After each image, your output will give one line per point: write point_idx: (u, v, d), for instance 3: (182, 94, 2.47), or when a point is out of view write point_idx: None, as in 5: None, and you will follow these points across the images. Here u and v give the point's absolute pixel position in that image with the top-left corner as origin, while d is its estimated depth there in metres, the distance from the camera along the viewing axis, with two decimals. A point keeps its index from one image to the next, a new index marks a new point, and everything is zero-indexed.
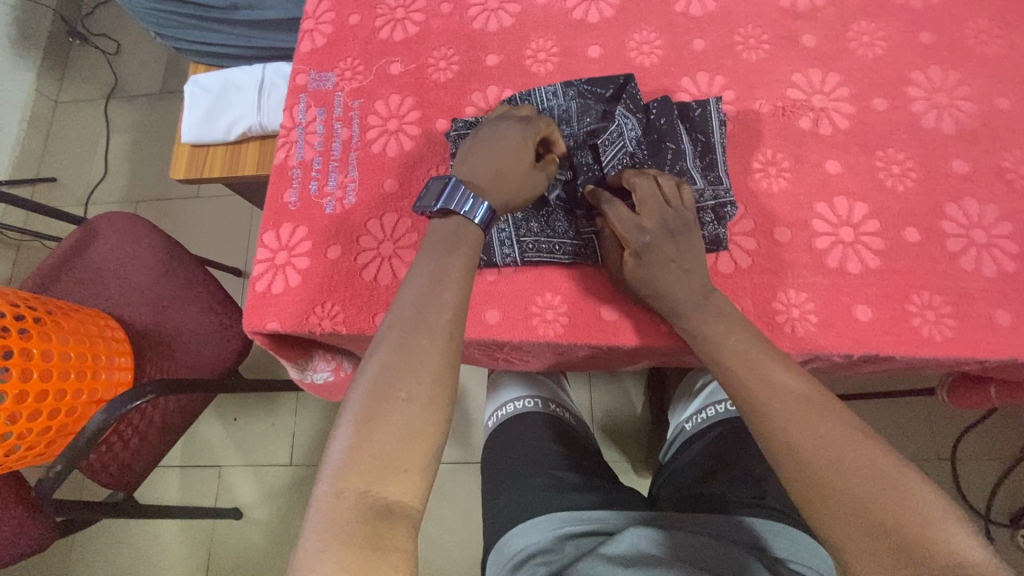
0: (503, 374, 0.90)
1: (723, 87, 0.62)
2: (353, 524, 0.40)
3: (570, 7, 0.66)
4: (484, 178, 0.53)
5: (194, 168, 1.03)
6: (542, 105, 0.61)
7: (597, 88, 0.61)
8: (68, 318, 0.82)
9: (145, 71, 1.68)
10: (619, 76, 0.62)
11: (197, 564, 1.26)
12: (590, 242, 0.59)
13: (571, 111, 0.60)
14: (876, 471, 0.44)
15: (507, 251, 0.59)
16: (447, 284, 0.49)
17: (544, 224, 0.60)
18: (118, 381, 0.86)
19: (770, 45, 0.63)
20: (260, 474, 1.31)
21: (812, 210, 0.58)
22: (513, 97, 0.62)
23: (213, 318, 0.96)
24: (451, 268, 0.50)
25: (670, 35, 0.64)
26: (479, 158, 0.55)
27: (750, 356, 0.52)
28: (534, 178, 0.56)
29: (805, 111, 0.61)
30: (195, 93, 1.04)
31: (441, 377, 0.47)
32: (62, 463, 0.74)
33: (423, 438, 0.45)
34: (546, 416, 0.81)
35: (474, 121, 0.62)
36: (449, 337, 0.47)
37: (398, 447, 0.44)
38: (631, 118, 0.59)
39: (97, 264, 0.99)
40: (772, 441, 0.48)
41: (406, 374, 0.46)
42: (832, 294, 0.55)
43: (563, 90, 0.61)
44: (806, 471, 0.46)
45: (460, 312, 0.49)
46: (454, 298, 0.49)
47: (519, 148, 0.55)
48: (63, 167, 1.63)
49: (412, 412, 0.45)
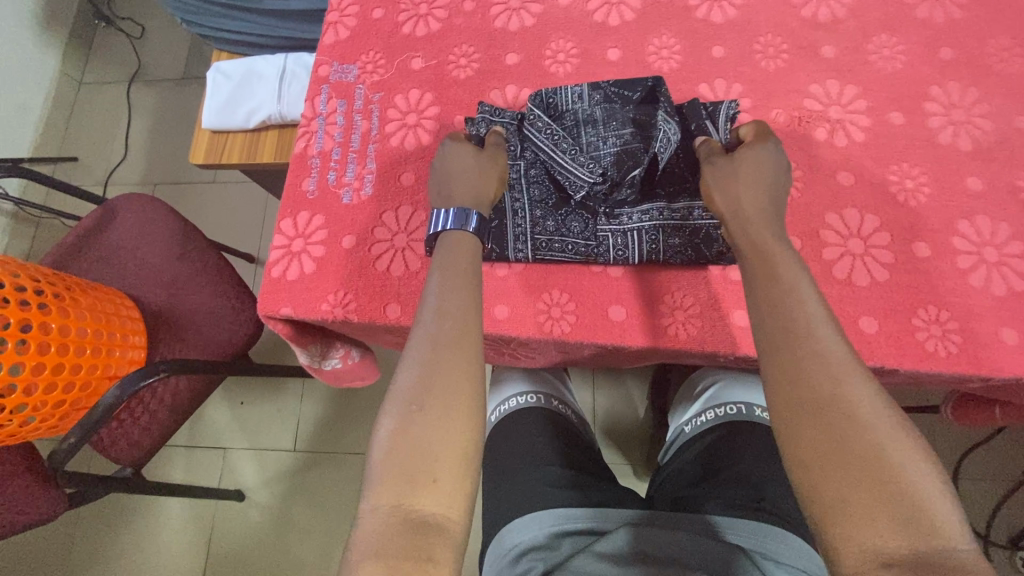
0: (504, 370, 0.91)
1: (740, 95, 0.62)
2: (391, 536, 0.44)
3: (590, 9, 0.67)
4: (468, 198, 0.58)
5: (213, 154, 1.08)
6: (567, 106, 0.62)
7: (624, 91, 0.61)
8: (86, 295, 0.84)
9: (168, 56, 1.71)
10: (649, 78, 0.61)
11: (198, 541, 1.29)
12: (604, 242, 0.60)
13: (596, 115, 0.61)
14: (885, 453, 0.43)
15: (520, 246, 0.60)
16: (458, 301, 0.53)
17: (559, 223, 0.61)
18: (132, 358, 0.89)
19: (789, 55, 0.62)
20: (264, 457, 1.34)
21: (822, 220, 0.57)
22: (538, 94, 0.63)
23: (227, 301, 0.97)
24: (462, 288, 0.54)
25: (690, 40, 0.64)
26: (451, 191, 0.58)
27: (784, 316, 0.49)
28: (488, 158, 0.60)
29: (821, 122, 0.60)
30: (218, 80, 1.09)
31: (461, 388, 0.50)
32: (74, 438, 0.74)
33: (452, 452, 0.48)
34: (547, 413, 0.82)
35: (497, 110, 0.63)
36: (463, 349, 0.51)
37: (429, 459, 0.47)
38: (672, 123, 0.59)
39: (116, 242, 1.01)
40: (800, 387, 0.47)
41: (430, 389, 0.50)
42: (839, 305, 0.54)
43: (589, 92, 0.61)
44: (825, 423, 0.45)
45: (472, 325, 0.53)
46: (464, 311, 0.53)
47: (464, 156, 0.60)
48: (84, 148, 1.67)
49: (433, 422, 0.48)
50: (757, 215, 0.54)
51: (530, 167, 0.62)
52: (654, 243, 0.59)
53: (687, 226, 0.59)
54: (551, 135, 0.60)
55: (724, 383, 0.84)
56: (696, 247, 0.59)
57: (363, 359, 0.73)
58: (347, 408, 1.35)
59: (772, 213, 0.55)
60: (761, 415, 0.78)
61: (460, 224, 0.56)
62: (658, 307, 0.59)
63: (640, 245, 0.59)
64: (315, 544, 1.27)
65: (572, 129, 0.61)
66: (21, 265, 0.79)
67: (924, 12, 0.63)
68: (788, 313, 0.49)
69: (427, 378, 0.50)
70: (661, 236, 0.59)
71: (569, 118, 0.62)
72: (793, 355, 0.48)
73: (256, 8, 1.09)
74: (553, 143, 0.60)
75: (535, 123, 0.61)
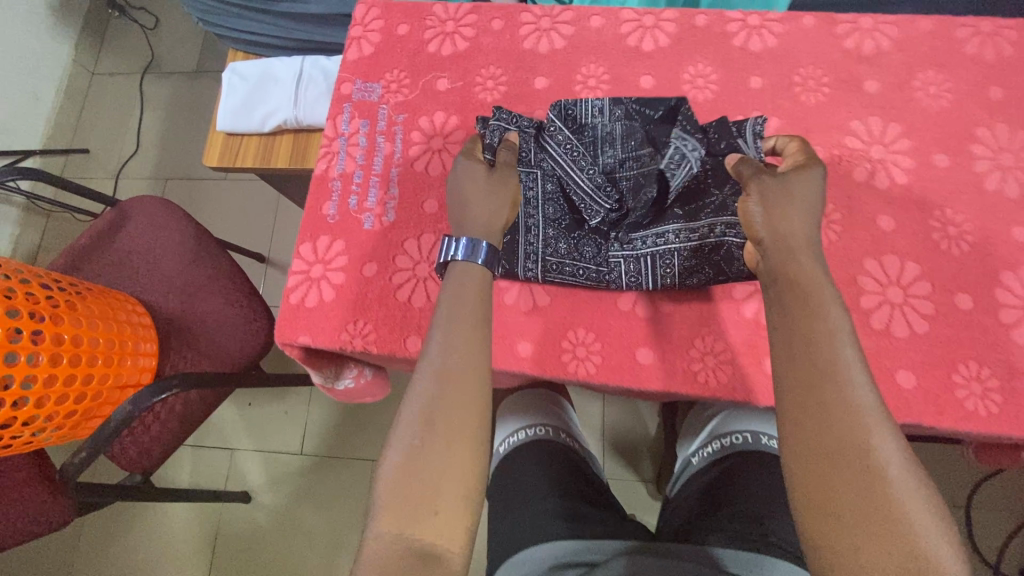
0: (509, 404, 0.91)
1: (777, 130, 0.60)
2: (393, 565, 0.44)
3: (623, 33, 0.64)
4: (482, 231, 0.54)
5: (227, 157, 1.07)
6: (588, 119, 0.61)
7: (646, 109, 0.60)
8: (99, 303, 0.84)
9: (182, 49, 1.69)
10: (673, 98, 0.61)
11: (203, 541, 1.29)
12: (616, 269, 0.60)
13: (616, 132, 0.60)
14: (903, 508, 0.41)
15: (530, 266, 0.60)
16: (466, 322, 0.51)
17: (571, 246, 0.60)
18: (143, 367, 0.88)
19: (831, 88, 0.60)
20: (271, 458, 1.34)
21: (860, 267, 0.55)
22: (558, 103, 0.61)
23: (238, 310, 0.96)
24: (471, 309, 0.51)
25: (726, 69, 0.62)
26: (465, 213, 0.55)
27: (805, 346, 0.46)
28: (498, 179, 0.56)
29: (862, 162, 0.58)
30: (233, 81, 1.07)
31: (466, 415, 0.48)
32: (86, 451, 0.74)
33: (456, 481, 0.46)
34: (556, 445, 0.82)
35: (512, 116, 0.60)
36: (470, 373, 0.49)
37: (432, 488, 0.46)
38: (691, 139, 0.58)
39: (128, 246, 1.00)
40: (815, 420, 0.44)
41: (434, 414, 0.48)
42: (876, 357, 0.52)
43: (611, 108, 0.61)
44: (837, 461, 0.43)
45: (481, 348, 0.50)
46: (472, 332, 0.50)
47: (472, 175, 0.56)
48: (96, 139, 1.65)
49: (435, 449, 0.47)
50: (799, 244, 0.50)
51: (545, 181, 0.60)
52: (668, 268, 0.58)
53: (706, 246, 0.57)
54: (570, 150, 0.60)
55: (726, 415, 0.82)
56: (715, 266, 0.57)
57: (375, 378, 0.72)
58: (354, 414, 1.35)
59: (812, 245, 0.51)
60: (768, 442, 0.76)
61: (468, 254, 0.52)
62: (686, 351, 0.58)
63: (654, 271, 0.59)
64: (320, 547, 1.27)
65: (589, 144, 0.60)
66: (33, 273, 0.78)
67: (973, 48, 0.61)
68: (813, 343, 0.46)
69: (432, 404, 0.48)
70: (676, 261, 0.58)
71: (588, 134, 0.61)
72: (817, 396, 0.45)
73: (273, 9, 1.06)
74: (571, 159, 0.59)
75: (556, 135, 0.60)
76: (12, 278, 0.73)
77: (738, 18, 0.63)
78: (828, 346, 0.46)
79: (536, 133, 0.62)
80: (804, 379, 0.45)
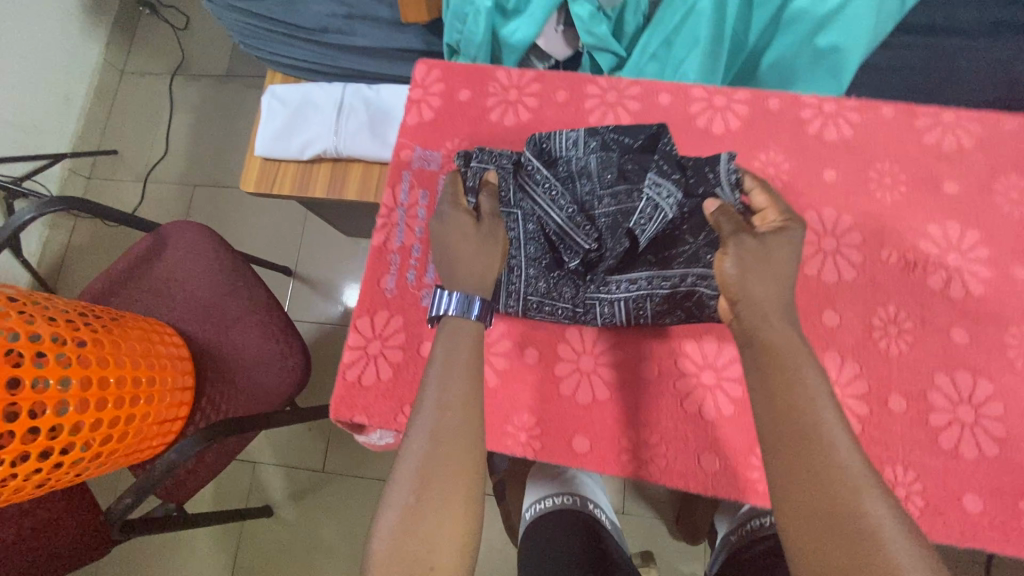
0: (538, 474, 0.94)
1: (850, 228, 0.59)
2: None
3: (693, 112, 0.64)
4: (471, 284, 0.56)
5: (264, 182, 1.06)
6: (562, 154, 0.63)
7: (622, 140, 0.62)
8: (139, 337, 0.84)
9: (212, 51, 1.67)
10: (654, 125, 0.61)
11: (226, 551, 1.32)
12: (591, 309, 0.66)
13: (590, 167, 0.62)
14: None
15: (512, 304, 0.67)
16: (458, 379, 0.53)
17: (551, 285, 0.66)
18: (180, 401, 0.89)
19: (907, 187, 0.60)
20: (292, 473, 1.36)
21: (931, 381, 0.55)
22: (533, 138, 0.63)
23: (275, 344, 0.96)
24: (464, 367, 0.53)
25: (800, 159, 0.61)
26: (455, 268, 0.57)
27: (788, 404, 0.48)
28: (488, 230, 0.58)
29: (936, 269, 0.58)
30: (273, 106, 1.06)
31: (458, 469, 0.50)
32: (131, 498, 0.75)
33: (451, 537, 0.47)
34: (583, 517, 0.83)
35: (491, 157, 0.63)
36: (461, 428, 0.51)
37: (428, 544, 0.47)
38: (668, 185, 0.58)
39: (167, 272, 1.00)
40: (800, 477, 0.45)
41: (429, 470, 0.49)
42: (944, 479, 0.53)
43: (586, 141, 0.62)
44: (828, 517, 0.43)
45: (472, 404, 0.52)
46: (464, 390, 0.52)
47: (462, 229, 0.58)
48: (124, 140, 1.65)
49: (430, 502, 0.48)
50: (769, 304, 0.52)
51: (526, 222, 0.63)
52: (640, 311, 0.64)
53: (678, 294, 0.62)
54: (548, 190, 0.62)
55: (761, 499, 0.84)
56: (686, 312, 0.62)
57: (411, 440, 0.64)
58: None
59: (782, 303, 0.53)
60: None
61: (461, 312, 0.55)
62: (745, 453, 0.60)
63: (627, 312, 0.65)
64: (340, 564, 1.30)
65: (565, 178, 0.63)
66: (74, 310, 0.78)
67: None
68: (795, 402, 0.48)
69: (428, 461, 0.49)
70: (646, 303, 0.64)
71: (563, 168, 0.63)
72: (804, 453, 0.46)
73: (322, 40, 1.04)
74: (549, 201, 0.62)
75: (534, 176, 0.62)
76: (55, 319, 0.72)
77: (813, 105, 0.62)
78: (818, 419, 0.47)
79: (514, 169, 0.63)
80: (792, 447, 0.46)
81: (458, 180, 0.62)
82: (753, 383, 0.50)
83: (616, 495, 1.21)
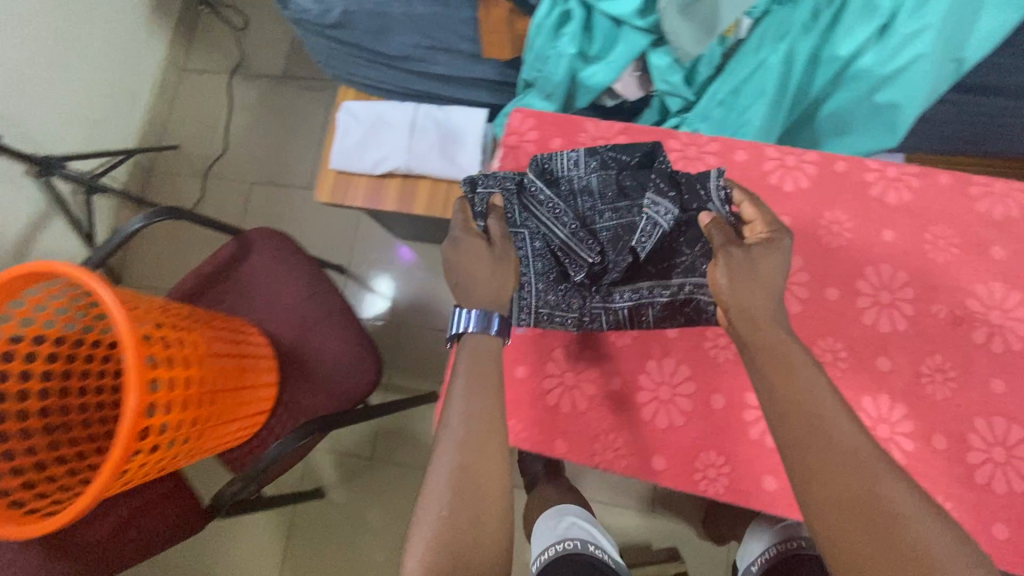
0: (546, 523, 1.03)
1: (904, 283, 0.67)
2: None
3: (767, 170, 0.71)
4: (488, 299, 0.63)
5: (338, 194, 1.13)
6: (565, 173, 0.71)
7: (621, 158, 0.70)
8: (233, 337, 0.93)
9: (269, 52, 1.73)
10: (646, 144, 0.69)
11: (280, 527, 1.44)
12: (597, 318, 0.71)
13: (592, 184, 0.70)
14: (937, 567, 0.45)
15: (524, 316, 0.69)
16: (482, 396, 0.59)
17: (560, 298, 0.69)
18: (263, 398, 0.98)
19: (959, 250, 0.67)
20: (343, 460, 1.46)
21: (970, 424, 0.63)
22: (537, 160, 0.72)
23: (352, 348, 1.04)
24: (487, 385, 0.60)
25: (862, 220, 0.69)
26: (470, 286, 0.63)
27: (791, 406, 0.53)
28: (500, 252, 0.65)
29: (980, 324, 0.65)
30: (348, 122, 1.13)
31: (484, 477, 0.56)
32: (239, 484, 0.86)
33: (485, 538, 0.53)
34: (589, 558, 0.91)
35: (496, 180, 0.70)
36: (485, 438, 0.57)
37: (465, 546, 0.52)
38: (664, 201, 0.65)
39: (252, 276, 1.08)
40: (808, 464, 0.51)
41: (458, 477, 0.55)
42: (976, 508, 0.61)
43: (585, 161, 0.71)
44: (840, 496, 0.49)
45: (494, 417, 0.59)
46: (487, 406, 0.59)
47: (476, 252, 0.64)
48: (184, 136, 1.72)
49: (462, 505, 0.54)
50: (759, 310, 0.58)
51: (534, 239, 0.68)
52: (644, 318, 0.70)
53: (677, 300, 0.68)
54: (551, 208, 0.69)
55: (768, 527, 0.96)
56: (687, 316, 0.68)
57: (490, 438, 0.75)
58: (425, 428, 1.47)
59: (773, 309, 0.58)
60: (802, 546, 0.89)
61: (481, 326, 0.62)
62: None
63: (632, 320, 0.70)
64: (386, 545, 1.40)
65: (567, 196, 0.70)
66: (183, 311, 0.86)
67: None
68: (804, 397, 0.53)
69: (457, 470, 0.55)
70: (648, 310, 0.69)
71: (566, 186, 0.71)
72: (812, 444, 0.51)
73: (401, 66, 1.07)
74: (553, 216, 0.68)
75: (538, 194, 0.69)
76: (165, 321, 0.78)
77: (876, 169, 0.70)
78: (824, 417, 0.52)
79: (518, 190, 0.70)
80: (801, 437, 0.52)
81: (467, 206, 0.68)
82: (759, 384, 0.56)
83: (647, 495, 1.31)
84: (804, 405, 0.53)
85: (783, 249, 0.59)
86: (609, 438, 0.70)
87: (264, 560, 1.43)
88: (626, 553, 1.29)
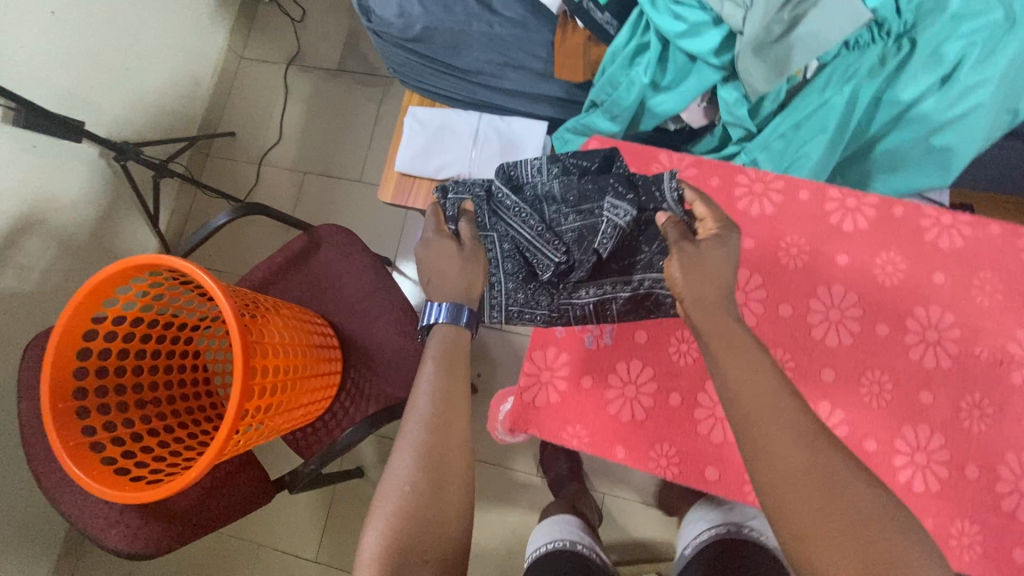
0: (538, 526, 1.12)
1: (950, 323, 0.73)
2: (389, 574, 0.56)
3: (828, 211, 0.78)
4: (458, 293, 0.68)
5: (400, 194, 1.18)
6: (529, 180, 0.77)
7: (582, 163, 0.76)
8: (302, 327, 1.00)
9: (325, 44, 1.78)
10: (604, 150, 0.75)
11: (322, 501, 1.53)
12: (566, 313, 0.78)
13: (555, 189, 0.74)
14: (876, 525, 0.48)
15: (496, 314, 0.76)
16: (452, 381, 0.64)
17: (528, 296, 0.76)
18: (330, 384, 1.05)
19: (1003, 296, 0.73)
20: (383, 443, 1.54)
21: (1002, 457, 0.69)
22: (502, 167, 0.77)
23: (409, 341, 1.11)
24: (455, 373, 0.65)
25: (914, 263, 0.75)
26: (440, 281, 0.68)
27: (741, 390, 0.56)
28: (470, 251, 0.70)
29: (1018, 367, 0.71)
30: (414, 128, 1.18)
31: (448, 455, 0.61)
32: (316, 464, 0.94)
33: (447, 506, 0.60)
34: (572, 554, 1.00)
35: (465, 186, 0.75)
36: (452, 421, 0.63)
37: (429, 512, 0.59)
38: (622, 204, 0.71)
39: (322, 270, 1.16)
40: (752, 437, 0.54)
41: (424, 454, 0.60)
42: (1001, 533, 0.68)
43: (549, 167, 0.76)
44: (777, 467, 0.52)
45: (460, 402, 0.64)
46: (455, 391, 0.64)
47: (446, 252, 0.69)
48: (239, 122, 1.79)
49: (425, 480, 0.59)
50: (711, 299, 0.61)
51: (503, 242, 0.74)
52: (609, 311, 0.78)
53: (638, 294, 0.76)
54: (518, 212, 0.74)
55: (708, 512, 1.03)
56: (647, 309, 0.77)
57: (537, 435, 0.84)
58: None
59: (723, 296, 0.61)
60: (752, 531, 0.95)
61: (450, 319, 0.66)
62: None
63: (598, 313, 0.78)
64: None
65: (532, 201, 0.75)
66: (260, 301, 0.94)
67: None
68: (747, 380, 0.56)
69: (423, 449, 0.61)
70: (611, 303, 0.77)
71: (531, 191, 0.76)
72: (756, 420, 0.54)
73: (469, 79, 1.13)
74: (520, 221, 0.73)
75: (503, 200, 0.74)
76: (242, 309, 0.85)
77: (932, 215, 0.76)
78: (785, 399, 0.55)
79: (487, 196, 0.75)
80: (748, 413, 0.55)
81: (439, 211, 0.73)
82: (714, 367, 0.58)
83: None
84: (752, 388, 0.55)
85: (731, 246, 0.63)
86: (664, 447, 0.77)
87: (306, 531, 1.53)
88: (646, 549, 1.37)
